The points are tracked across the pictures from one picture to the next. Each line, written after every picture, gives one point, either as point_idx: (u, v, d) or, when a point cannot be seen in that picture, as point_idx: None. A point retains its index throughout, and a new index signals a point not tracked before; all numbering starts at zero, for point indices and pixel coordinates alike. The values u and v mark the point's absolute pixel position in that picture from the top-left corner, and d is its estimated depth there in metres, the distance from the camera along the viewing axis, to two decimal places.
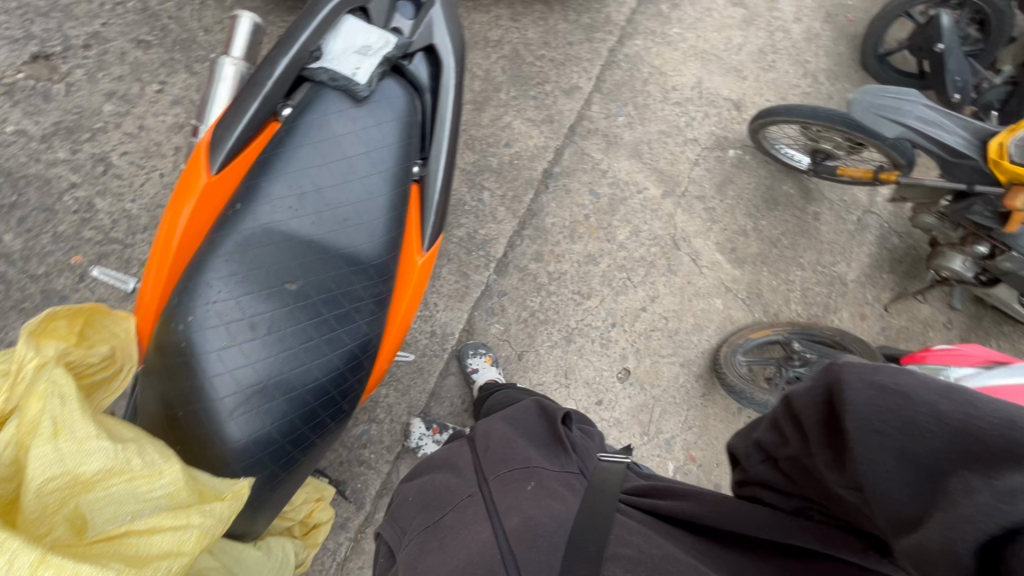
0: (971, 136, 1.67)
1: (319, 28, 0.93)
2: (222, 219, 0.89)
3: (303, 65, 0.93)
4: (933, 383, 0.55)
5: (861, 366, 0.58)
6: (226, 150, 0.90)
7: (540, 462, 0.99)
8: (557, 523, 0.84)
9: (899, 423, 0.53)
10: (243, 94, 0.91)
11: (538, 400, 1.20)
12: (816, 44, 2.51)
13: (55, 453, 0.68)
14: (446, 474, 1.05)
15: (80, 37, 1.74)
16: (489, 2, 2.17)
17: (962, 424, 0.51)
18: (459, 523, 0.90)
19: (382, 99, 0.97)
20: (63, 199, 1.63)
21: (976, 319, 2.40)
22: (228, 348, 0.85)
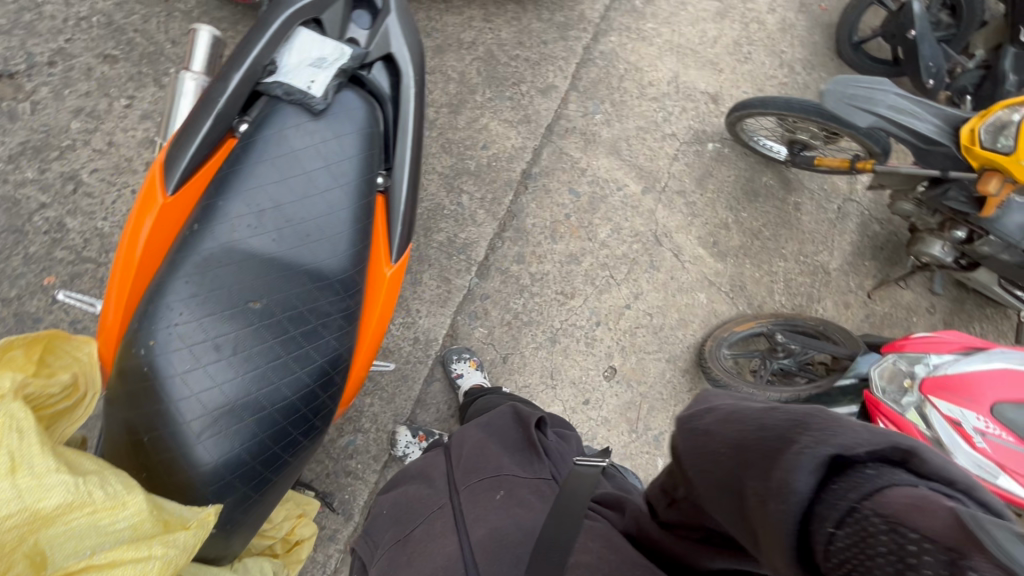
0: (943, 123, 1.67)
1: (271, 41, 0.92)
2: (181, 240, 0.88)
3: (257, 80, 0.92)
4: (731, 408, 0.60)
5: (679, 415, 0.64)
6: (181, 169, 0.88)
7: (511, 470, 1.06)
8: (520, 532, 0.91)
9: (712, 458, 0.58)
10: (197, 112, 0.90)
11: (514, 406, 1.26)
12: (791, 34, 2.51)
13: (12, 489, 0.67)
14: (420, 485, 1.11)
15: (44, 54, 1.70)
16: (462, 3, 2.14)
17: (746, 440, 0.55)
18: (428, 536, 0.97)
19: (341, 112, 0.96)
20: (33, 220, 1.60)
21: (958, 302, 2.42)
22: (192, 370, 0.84)
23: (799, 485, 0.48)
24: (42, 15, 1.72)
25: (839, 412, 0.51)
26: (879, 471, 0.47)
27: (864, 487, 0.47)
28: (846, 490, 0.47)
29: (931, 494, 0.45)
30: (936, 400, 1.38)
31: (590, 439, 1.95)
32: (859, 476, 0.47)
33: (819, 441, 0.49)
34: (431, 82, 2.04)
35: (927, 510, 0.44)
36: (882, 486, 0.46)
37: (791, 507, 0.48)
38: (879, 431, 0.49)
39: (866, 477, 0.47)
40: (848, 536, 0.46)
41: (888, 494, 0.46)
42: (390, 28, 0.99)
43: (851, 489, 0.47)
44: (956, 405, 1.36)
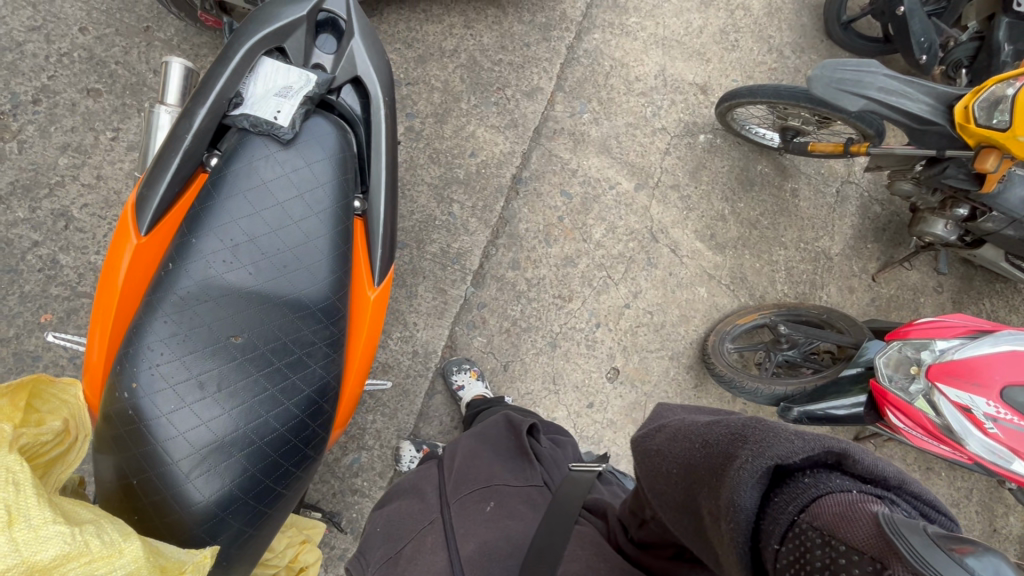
0: (936, 102, 1.63)
1: (234, 74, 0.92)
2: (158, 280, 0.88)
3: (224, 113, 0.92)
4: (680, 430, 0.73)
5: (639, 441, 0.78)
6: (153, 209, 0.88)
7: (502, 479, 1.07)
8: (509, 544, 0.93)
9: (667, 479, 0.70)
10: (164, 150, 0.90)
11: (506, 414, 1.27)
12: (779, 17, 2.47)
13: (9, 543, 0.64)
14: (411, 500, 1.09)
15: (28, 93, 1.70)
16: (441, 10, 2.11)
17: (693, 460, 0.67)
18: (418, 553, 0.96)
19: (310, 138, 0.96)
20: (27, 258, 1.62)
21: (966, 280, 2.37)
22: (178, 410, 0.84)
23: (745, 501, 0.58)
24: (23, 53, 1.72)
25: (774, 427, 0.63)
26: (814, 479, 0.59)
27: (803, 498, 0.58)
28: (786, 503, 0.58)
29: (858, 499, 0.55)
30: (943, 388, 1.35)
31: (596, 442, 1.95)
32: (797, 486, 0.59)
33: (757, 454, 0.60)
34: (415, 93, 2.02)
35: (854, 521, 0.53)
36: (817, 496, 0.57)
37: (740, 522, 0.58)
38: (811, 436, 0.60)
39: (802, 487, 0.58)
40: (789, 552, 0.55)
41: (822, 504, 0.56)
42: (357, 51, 0.98)
43: (791, 501, 0.58)
44: (964, 391, 1.32)
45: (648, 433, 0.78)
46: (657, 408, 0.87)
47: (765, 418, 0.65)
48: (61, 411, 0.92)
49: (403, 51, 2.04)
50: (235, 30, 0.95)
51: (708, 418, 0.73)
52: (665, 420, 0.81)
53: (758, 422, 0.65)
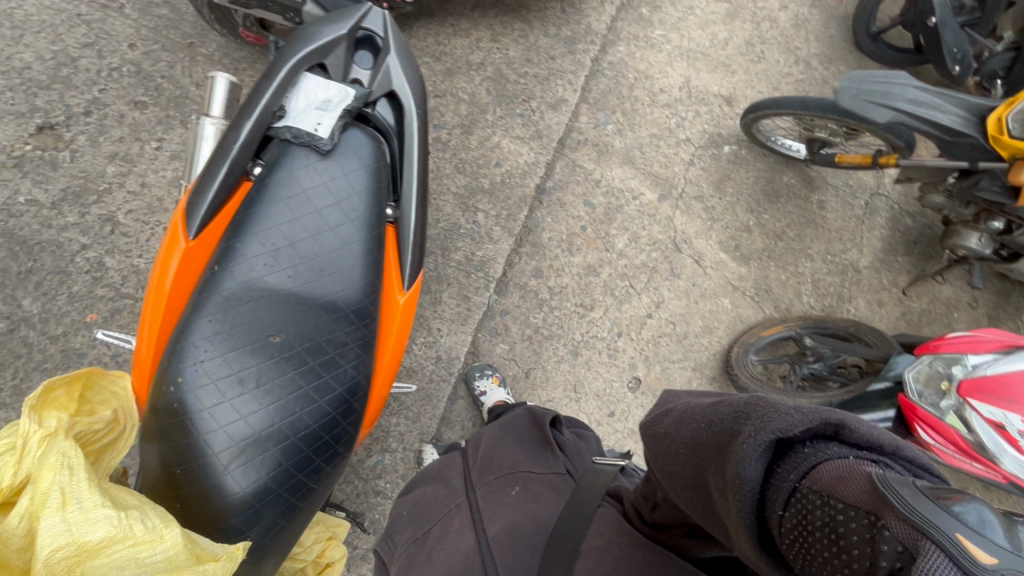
0: (968, 113, 1.61)
1: (279, 89, 0.97)
2: (203, 280, 0.93)
3: (268, 126, 0.97)
4: (685, 413, 0.74)
5: (645, 424, 0.80)
6: (201, 214, 0.93)
7: (526, 467, 1.09)
8: (535, 524, 0.95)
9: (673, 460, 0.72)
10: (212, 160, 0.95)
11: (528, 407, 1.28)
12: (805, 29, 2.46)
13: (63, 524, 0.72)
14: (436, 485, 1.12)
15: (80, 105, 1.81)
16: (469, 25, 2.17)
17: (698, 440, 0.69)
18: (446, 534, 0.99)
19: (347, 149, 1.00)
20: (75, 261, 1.70)
21: (1002, 295, 2.31)
22: (219, 405, 0.88)
23: (749, 474, 0.60)
24: (77, 68, 1.83)
25: (774, 403, 0.64)
26: (813, 448, 0.62)
27: (802, 466, 0.61)
28: (788, 472, 0.61)
29: (854, 462, 0.59)
30: (975, 404, 1.32)
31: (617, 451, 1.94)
32: (797, 456, 0.62)
33: (760, 429, 0.62)
34: (442, 104, 2.07)
35: (850, 480, 0.57)
36: (816, 462, 0.60)
37: (746, 494, 0.60)
38: (809, 410, 0.62)
39: (802, 456, 0.61)
40: (793, 517, 0.58)
41: (821, 469, 0.60)
42: (393, 68, 1.03)
43: (792, 470, 0.61)
44: (997, 408, 1.28)
45: (656, 417, 0.80)
46: (663, 393, 0.88)
47: (766, 396, 0.67)
48: (111, 402, 0.99)
49: (432, 64, 2.10)
50: (281, 48, 1.01)
51: (713, 399, 0.74)
52: (670, 404, 0.83)
53: (761, 399, 0.66)
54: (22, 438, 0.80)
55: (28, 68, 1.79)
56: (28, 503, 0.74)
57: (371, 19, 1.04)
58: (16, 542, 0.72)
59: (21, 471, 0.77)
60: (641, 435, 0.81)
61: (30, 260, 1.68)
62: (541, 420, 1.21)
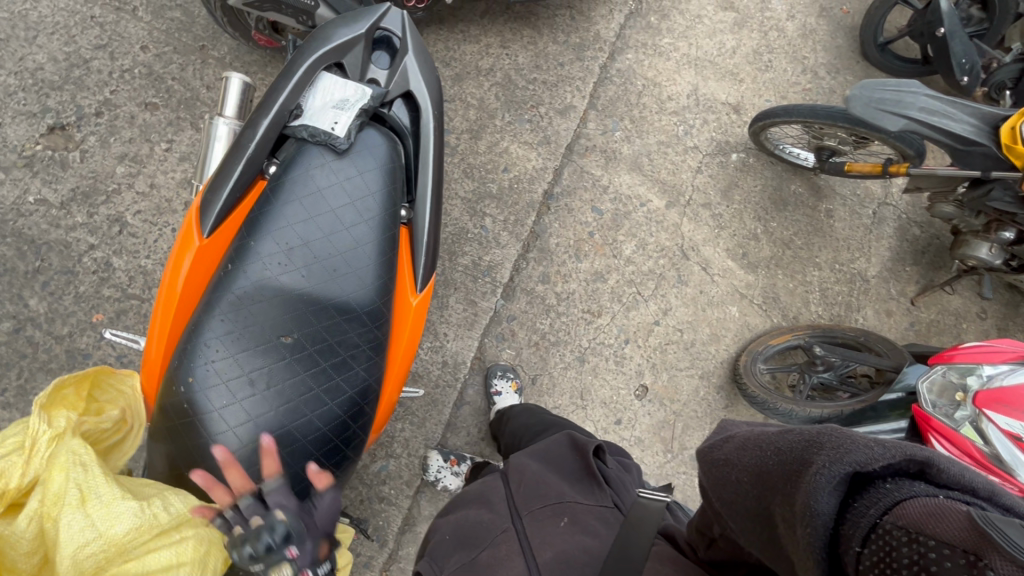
0: (981, 122, 1.61)
1: (296, 87, 0.97)
2: (216, 280, 0.92)
3: (284, 124, 0.97)
4: (748, 440, 0.80)
5: (704, 449, 0.85)
6: (216, 212, 0.92)
7: (573, 497, 1.15)
8: (586, 555, 1.02)
9: (732, 487, 0.78)
10: (228, 157, 0.94)
11: (569, 433, 1.31)
12: (813, 39, 2.47)
13: (85, 518, 0.79)
14: (479, 508, 1.16)
15: (92, 106, 1.81)
16: (478, 31, 2.17)
17: (761, 469, 0.74)
18: (496, 560, 1.04)
19: (363, 149, 0.99)
20: (83, 261, 1.70)
21: (1012, 306, 2.29)
22: (230, 405, 0.87)
23: (823, 506, 0.64)
24: (89, 69, 1.84)
25: (850, 434, 0.68)
26: (896, 484, 0.65)
27: (885, 501, 0.64)
28: (867, 507, 0.64)
29: (946, 501, 0.61)
30: (991, 415, 1.29)
31: None
32: (878, 491, 0.65)
33: (835, 460, 0.67)
34: (451, 110, 2.08)
35: (946, 516, 0.60)
36: (901, 498, 0.64)
37: (818, 526, 0.64)
38: (891, 444, 0.66)
39: (883, 491, 0.65)
40: (872, 554, 0.61)
41: (907, 506, 0.63)
42: (410, 69, 1.03)
43: (872, 505, 0.64)
44: (1014, 419, 1.25)
45: (715, 444, 0.85)
46: (722, 420, 0.94)
47: (839, 427, 0.71)
48: (118, 400, 1.01)
49: (441, 70, 2.11)
50: (298, 47, 1.01)
51: (776, 428, 0.79)
52: (730, 432, 0.88)
53: (836, 430, 0.71)
54: (31, 438, 0.85)
55: (40, 69, 1.80)
56: (38, 505, 0.80)
57: (389, 19, 1.04)
58: (28, 543, 0.78)
59: (29, 472, 0.82)
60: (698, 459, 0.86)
61: (37, 259, 1.68)
62: (583, 448, 1.23)
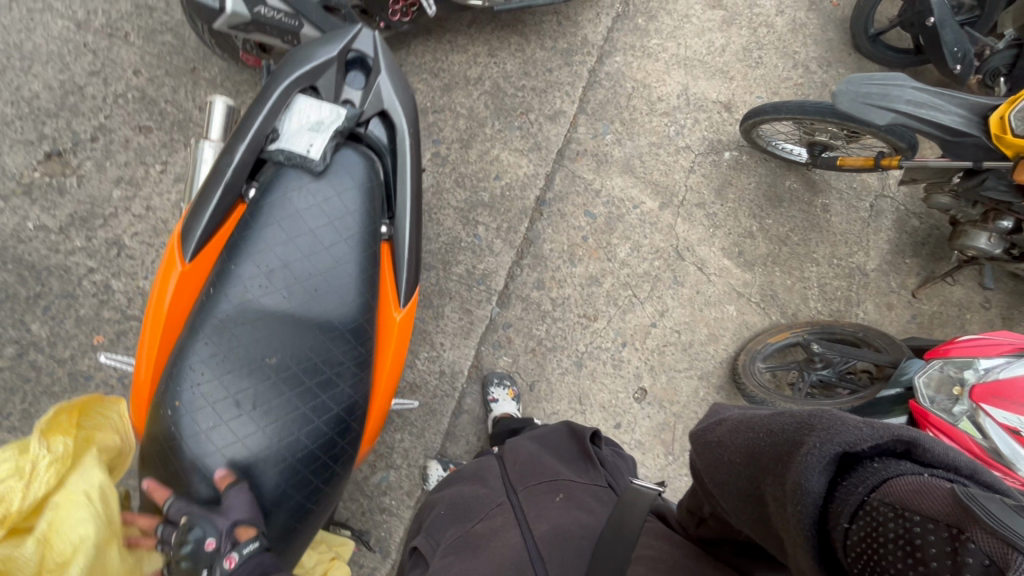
0: (969, 113, 1.59)
1: (271, 112, 0.98)
2: (200, 304, 0.93)
3: (261, 148, 0.98)
4: (741, 423, 0.81)
5: (699, 433, 0.88)
6: (196, 238, 0.94)
7: (567, 476, 1.19)
8: (581, 529, 1.03)
9: (725, 469, 0.80)
10: (208, 183, 0.96)
11: (568, 422, 1.38)
12: (803, 33, 2.46)
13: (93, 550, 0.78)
14: (475, 487, 1.23)
15: (87, 131, 1.85)
16: (466, 41, 2.19)
17: (751, 450, 0.76)
18: (490, 529, 1.07)
19: (340, 170, 1.00)
20: (82, 284, 1.73)
21: (1016, 295, 2.27)
22: (217, 427, 0.88)
23: (813, 485, 0.65)
24: (83, 96, 1.87)
25: (841, 415, 0.69)
26: (883, 463, 0.66)
27: (872, 480, 0.65)
28: (855, 485, 0.65)
29: (931, 479, 0.63)
30: (989, 409, 1.28)
31: None
32: (866, 471, 0.66)
33: (825, 441, 0.67)
34: (441, 120, 2.09)
35: (930, 493, 0.61)
36: (887, 476, 0.65)
37: (808, 504, 0.64)
38: (880, 425, 0.66)
39: (871, 470, 0.66)
40: (860, 529, 0.62)
41: (893, 484, 0.64)
42: (385, 88, 1.04)
43: (860, 483, 0.65)
44: (1012, 413, 1.25)
45: (709, 427, 0.88)
46: (713, 406, 0.97)
47: (831, 410, 0.71)
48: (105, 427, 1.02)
49: (430, 81, 2.12)
50: (273, 72, 1.02)
51: (769, 411, 0.80)
52: (723, 416, 0.90)
53: (826, 412, 0.71)
54: (29, 465, 0.86)
55: (36, 97, 1.84)
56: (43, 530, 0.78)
57: (361, 40, 1.05)
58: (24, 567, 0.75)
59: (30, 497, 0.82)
60: (693, 442, 0.89)
61: (38, 284, 1.71)
62: (579, 436, 1.31)
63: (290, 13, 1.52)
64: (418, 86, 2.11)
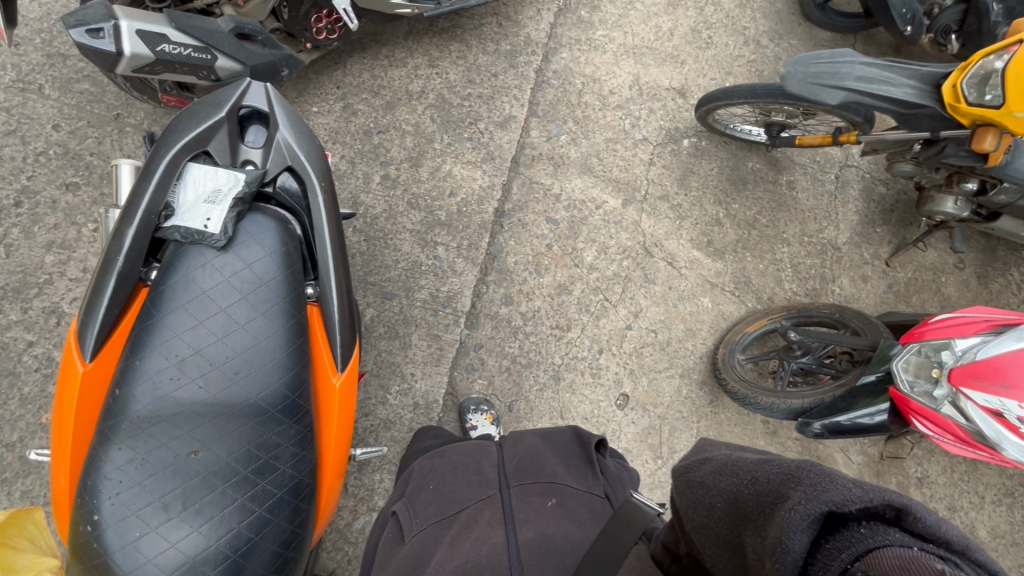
0: (921, 83, 1.54)
1: (159, 188, 0.98)
2: (107, 409, 0.92)
3: (155, 227, 0.98)
4: (726, 464, 0.72)
5: (678, 468, 0.78)
6: (94, 335, 0.95)
7: (565, 479, 1.09)
8: (568, 543, 0.96)
9: (702, 512, 0.70)
10: (100, 276, 0.96)
11: (575, 424, 1.25)
12: (751, 7, 2.40)
13: None
14: (468, 466, 1.15)
15: (9, 196, 1.74)
16: (404, 54, 2.09)
17: (734, 494, 0.67)
18: (474, 523, 1.01)
19: (246, 238, 1.01)
20: (23, 359, 1.63)
21: (988, 252, 2.25)
22: (144, 536, 0.84)
23: (794, 544, 0.57)
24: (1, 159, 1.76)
25: (831, 471, 0.60)
26: (871, 530, 0.56)
27: (856, 548, 0.55)
28: (839, 550, 0.55)
29: (921, 556, 0.53)
30: (968, 392, 1.26)
31: None
32: (851, 535, 0.56)
33: (810, 497, 0.58)
34: (387, 140, 2.00)
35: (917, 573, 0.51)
36: (874, 546, 0.55)
37: (788, 565, 0.56)
38: (871, 487, 0.57)
39: (858, 536, 0.56)
40: None
41: (880, 555, 0.54)
42: (284, 141, 1.07)
43: (844, 548, 0.55)
44: (992, 395, 1.22)
45: (691, 464, 0.77)
46: (699, 442, 0.87)
47: (823, 462, 0.62)
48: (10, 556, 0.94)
49: (371, 100, 2.03)
50: (158, 140, 1.02)
51: (758, 455, 0.70)
52: (707, 453, 0.80)
53: (817, 465, 0.62)
54: None
55: None
56: None
57: (251, 94, 1.08)
58: None
59: None
60: (676, 479, 0.77)
61: None
62: (586, 438, 1.18)
63: (199, 47, 1.44)
64: (358, 107, 2.01)
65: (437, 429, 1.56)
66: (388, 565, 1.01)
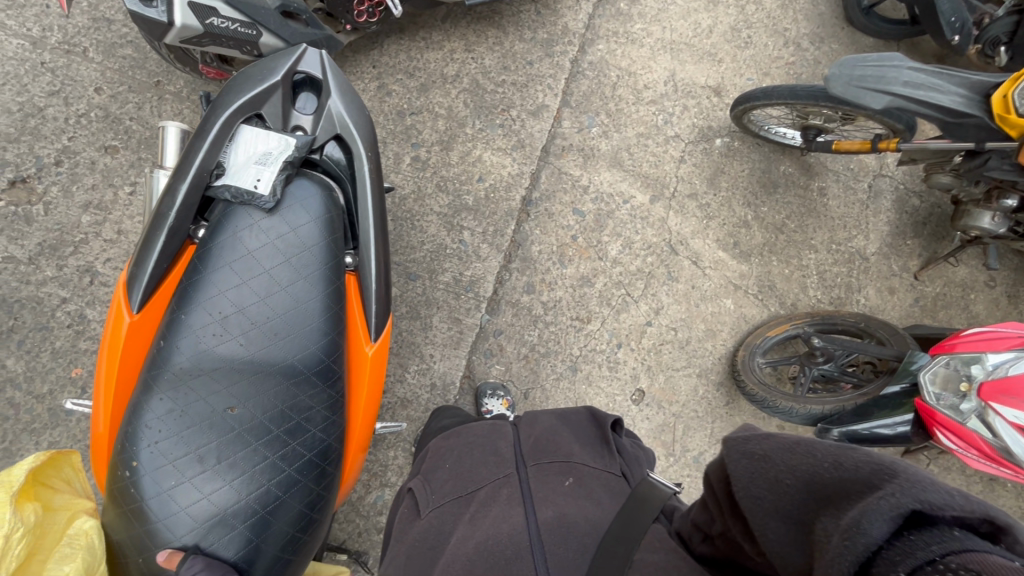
0: (970, 92, 1.51)
1: (212, 146, 1.00)
2: (152, 358, 0.95)
3: (206, 185, 1.00)
4: (798, 440, 0.66)
5: (739, 437, 0.70)
6: (142, 287, 0.98)
7: (581, 458, 1.09)
8: (588, 525, 0.94)
9: (767, 484, 0.65)
10: (150, 230, 0.99)
11: (590, 405, 1.25)
12: (793, 8, 2.35)
13: None
14: (486, 445, 1.15)
15: (50, 155, 1.77)
16: (441, 36, 2.09)
17: (808, 474, 0.62)
18: (492, 501, 1.01)
19: (292, 203, 1.03)
20: (57, 315, 1.69)
21: (1021, 272, 2.21)
22: (180, 485, 0.89)
23: (873, 529, 0.53)
24: (44, 118, 1.79)
25: (930, 475, 0.56)
26: (965, 534, 0.52)
27: (951, 544, 0.52)
28: (926, 542, 0.52)
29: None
30: (998, 407, 1.25)
31: None
32: (942, 534, 0.53)
33: (905, 490, 0.54)
34: (419, 122, 2.01)
35: None
36: (971, 549, 0.51)
37: (858, 545, 0.53)
38: (976, 499, 0.54)
39: (950, 536, 0.52)
40: None
41: (980, 558, 0.51)
42: (336, 110, 1.09)
43: (933, 542, 0.52)
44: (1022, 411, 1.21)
45: (748, 434, 0.70)
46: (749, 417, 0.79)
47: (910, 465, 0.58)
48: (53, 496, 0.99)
49: (405, 81, 2.03)
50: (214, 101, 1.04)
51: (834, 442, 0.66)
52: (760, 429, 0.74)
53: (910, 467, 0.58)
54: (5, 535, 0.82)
55: None
56: None
57: (306, 60, 1.09)
58: None
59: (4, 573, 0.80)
60: (728, 449, 0.70)
61: (10, 317, 1.66)
62: (601, 419, 1.18)
63: (246, 23, 1.45)
64: (393, 87, 2.02)
65: (453, 409, 1.58)
66: (405, 541, 1.03)
